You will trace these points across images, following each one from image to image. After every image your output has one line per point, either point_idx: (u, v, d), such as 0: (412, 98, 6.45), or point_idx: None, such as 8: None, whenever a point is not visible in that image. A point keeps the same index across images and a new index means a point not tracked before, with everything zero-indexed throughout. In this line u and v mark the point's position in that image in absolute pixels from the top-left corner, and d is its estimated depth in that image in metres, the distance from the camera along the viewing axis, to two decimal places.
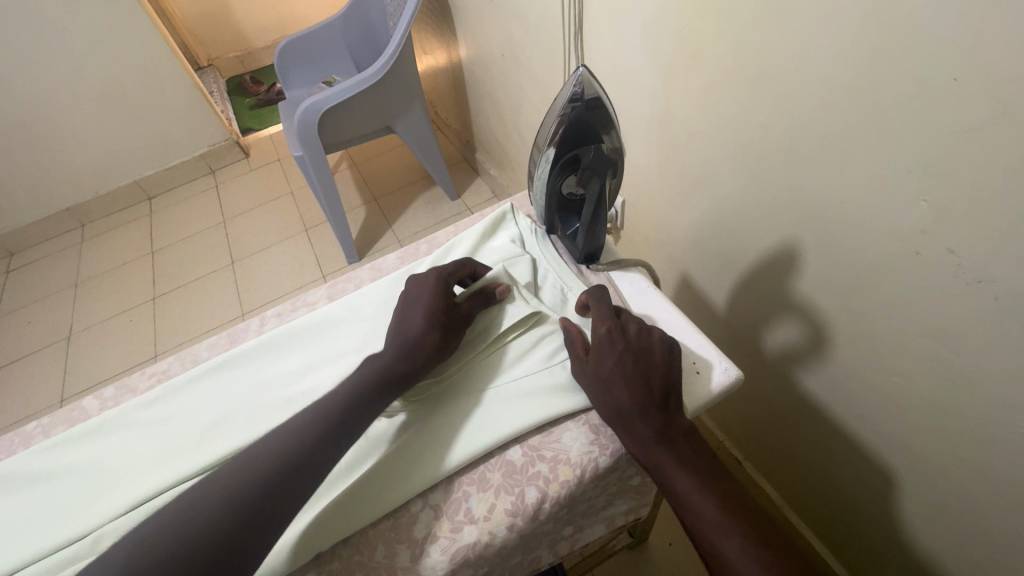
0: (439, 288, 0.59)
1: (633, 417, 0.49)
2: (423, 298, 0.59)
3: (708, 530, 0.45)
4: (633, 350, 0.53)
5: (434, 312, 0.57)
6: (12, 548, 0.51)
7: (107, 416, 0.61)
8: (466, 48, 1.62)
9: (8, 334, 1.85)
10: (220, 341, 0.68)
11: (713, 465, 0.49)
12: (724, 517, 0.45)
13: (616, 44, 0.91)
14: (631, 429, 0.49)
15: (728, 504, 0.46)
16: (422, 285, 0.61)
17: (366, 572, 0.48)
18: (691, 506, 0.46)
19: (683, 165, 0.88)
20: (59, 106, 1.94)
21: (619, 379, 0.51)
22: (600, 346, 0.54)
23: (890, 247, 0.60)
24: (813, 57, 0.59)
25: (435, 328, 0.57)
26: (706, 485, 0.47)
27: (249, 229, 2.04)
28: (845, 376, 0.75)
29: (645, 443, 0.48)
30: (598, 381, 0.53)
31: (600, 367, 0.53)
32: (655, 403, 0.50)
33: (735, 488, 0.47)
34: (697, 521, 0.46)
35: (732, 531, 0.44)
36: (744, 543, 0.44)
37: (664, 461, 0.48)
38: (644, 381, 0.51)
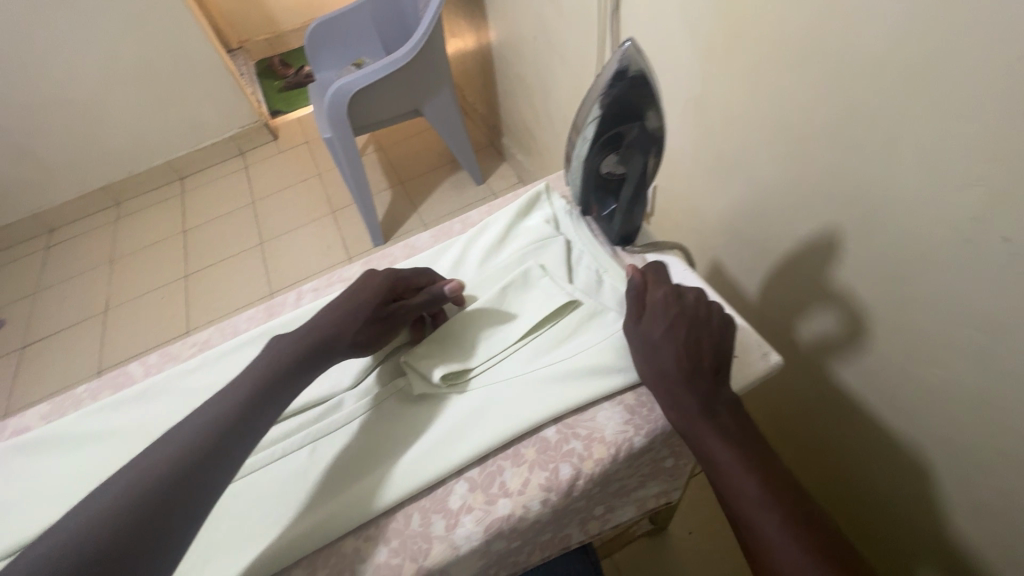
0: (380, 283, 0.59)
1: (679, 383, 0.50)
2: (365, 288, 0.58)
3: (745, 502, 0.45)
4: (689, 318, 0.54)
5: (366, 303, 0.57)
6: (65, 501, 0.54)
7: (150, 382, 0.63)
8: (496, 30, 1.60)
9: (48, 306, 1.93)
10: (259, 314, 0.70)
11: (757, 442, 0.48)
12: (763, 493, 0.45)
13: (653, 24, 0.89)
14: (674, 397, 0.50)
15: (769, 481, 0.45)
16: (369, 279, 0.60)
17: (402, 540, 0.49)
18: (731, 478, 0.46)
19: (718, 149, 0.87)
20: (96, 85, 1.98)
21: (669, 343, 0.52)
22: (653, 309, 0.55)
23: (939, 235, 0.58)
24: (865, 35, 0.57)
25: (358, 320, 0.56)
26: (749, 459, 0.46)
27: (278, 210, 2.07)
28: (882, 367, 0.73)
29: (687, 412, 0.49)
30: (645, 346, 0.54)
31: (650, 331, 0.54)
32: (703, 371, 0.51)
33: (779, 468, 0.47)
34: (733, 493, 0.46)
35: (772, 506, 0.44)
36: (783, 520, 0.43)
37: (705, 432, 0.48)
38: (694, 350, 0.51)
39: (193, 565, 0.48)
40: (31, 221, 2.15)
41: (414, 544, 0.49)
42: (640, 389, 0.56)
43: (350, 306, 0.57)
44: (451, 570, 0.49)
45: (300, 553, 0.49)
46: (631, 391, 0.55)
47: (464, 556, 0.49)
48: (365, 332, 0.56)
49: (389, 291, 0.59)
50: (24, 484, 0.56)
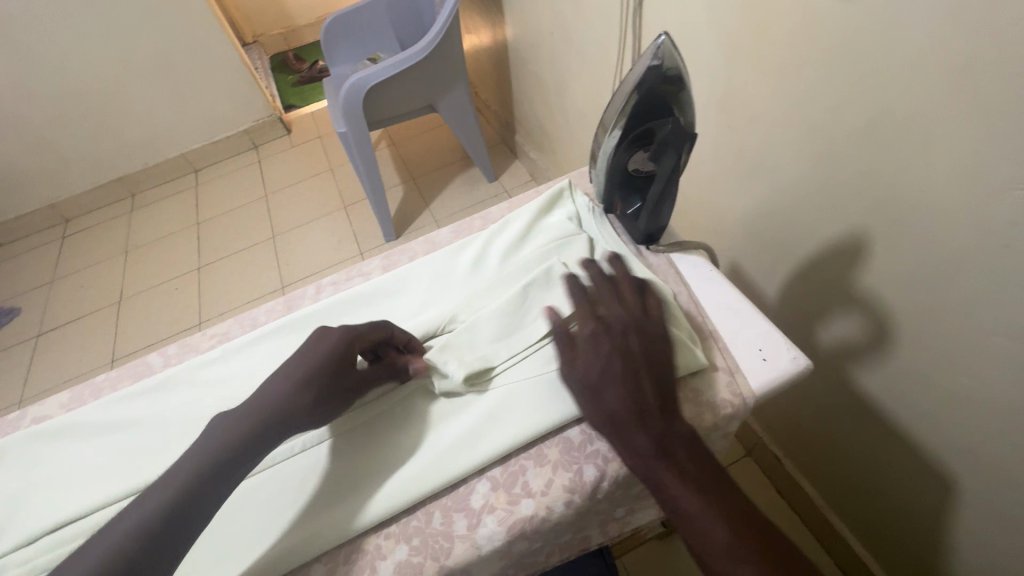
0: (337, 347, 0.52)
1: (627, 427, 0.46)
2: (319, 353, 0.51)
3: (715, 552, 0.41)
4: (625, 350, 0.51)
5: (319, 371, 0.50)
6: (86, 490, 0.54)
7: (172, 372, 0.63)
8: (512, 26, 1.59)
9: (63, 296, 1.94)
10: (278, 307, 0.69)
11: (717, 476, 0.45)
12: (730, 538, 0.41)
13: (677, 20, 0.87)
14: (625, 442, 0.46)
15: (735, 521, 0.42)
16: (322, 338, 0.53)
17: (423, 537, 0.49)
18: (696, 527, 0.42)
19: (741, 149, 0.85)
20: (114, 76, 1.99)
21: (608, 384, 0.49)
22: (588, 347, 0.51)
23: (974, 240, 0.57)
24: (901, 33, 0.55)
25: (308, 391, 0.50)
26: (712, 500, 0.43)
27: (290, 204, 2.08)
28: (907, 374, 0.72)
29: (642, 457, 0.45)
30: (586, 388, 0.50)
31: (588, 371, 0.50)
32: (650, 407, 0.47)
33: (743, 503, 0.44)
34: (701, 542, 0.42)
35: (742, 552, 0.41)
36: (755, 565, 0.40)
37: (664, 476, 0.44)
38: (636, 386, 0.48)
39: (216, 558, 0.49)
40: (47, 210, 2.17)
41: (436, 542, 0.48)
42: None
43: (304, 375, 0.50)
44: (473, 569, 0.49)
45: (323, 547, 0.49)
46: None
47: (486, 556, 0.48)
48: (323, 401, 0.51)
49: (344, 354, 0.52)
50: (48, 470, 0.57)
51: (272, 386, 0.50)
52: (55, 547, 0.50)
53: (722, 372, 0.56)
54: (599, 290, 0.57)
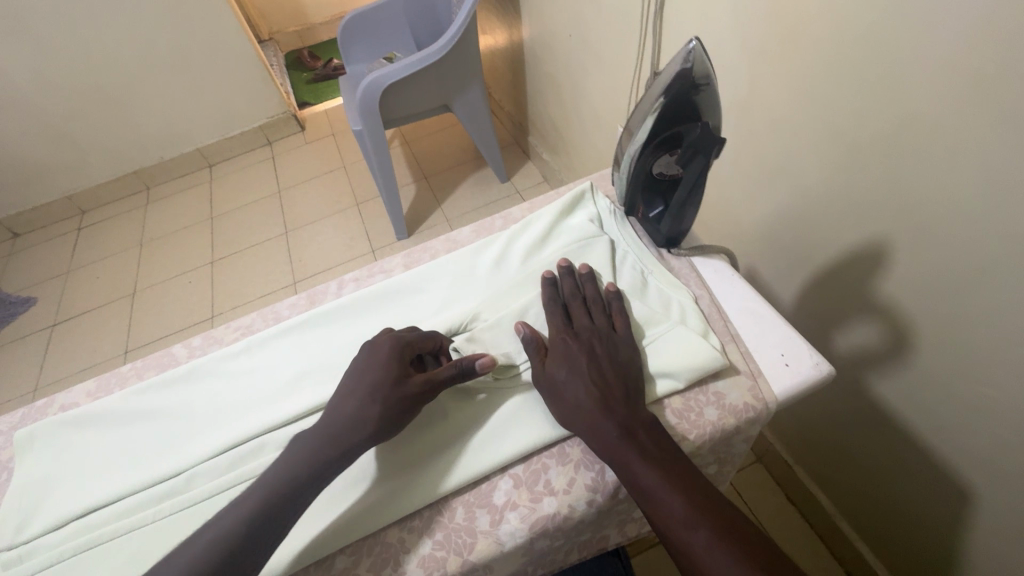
0: (395, 354, 0.54)
1: (592, 415, 0.49)
2: (377, 362, 0.53)
3: (674, 526, 0.43)
4: (591, 351, 0.54)
5: (380, 385, 0.51)
6: (115, 477, 0.55)
7: (197, 362, 0.64)
8: (529, 28, 1.60)
9: (78, 286, 1.97)
10: (301, 301, 0.70)
11: (679, 458, 0.47)
12: (688, 511, 0.43)
13: (699, 25, 0.88)
14: (592, 431, 0.49)
15: (695, 496, 0.44)
16: (375, 348, 0.55)
17: (446, 531, 0.49)
18: (656, 503, 0.44)
19: (761, 154, 0.85)
20: (133, 71, 2.02)
21: (575, 380, 0.52)
22: (557, 350, 0.55)
23: (998, 250, 0.57)
24: (931, 42, 0.55)
25: (375, 402, 0.51)
26: (670, 476, 0.45)
27: (303, 201, 2.09)
28: (926, 383, 0.72)
29: (608, 443, 0.47)
30: (553, 386, 0.53)
31: (554, 370, 0.53)
32: (614, 398, 0.50)
33: (700, 479, 0.45)
34: (664, 519, 0.43)
35: (700, 522, 0.42)
36: (711, 534, 0.41)
37: (627, 458, 0.46)
38: (599, 380, 0.51)
39: None
40: (64, 202, 2.20)
41: (459, 537, 0.49)
42: (687, 394, 0.55)
43: (370, 384, 0.52)
44: (494, 565, 0.49)
45: (348, 539, 0.50)
46: (678, 395, 0.55)
47: (508, 553, 0.48)
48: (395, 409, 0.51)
49: (403, 361, 0.54)
50: (74, 456, 0.58)
51: (343, 405, 0.51)
52: (86, 531, 0.52)
53: (742, 375, 0.56)
54: (575, 299, 0.60)
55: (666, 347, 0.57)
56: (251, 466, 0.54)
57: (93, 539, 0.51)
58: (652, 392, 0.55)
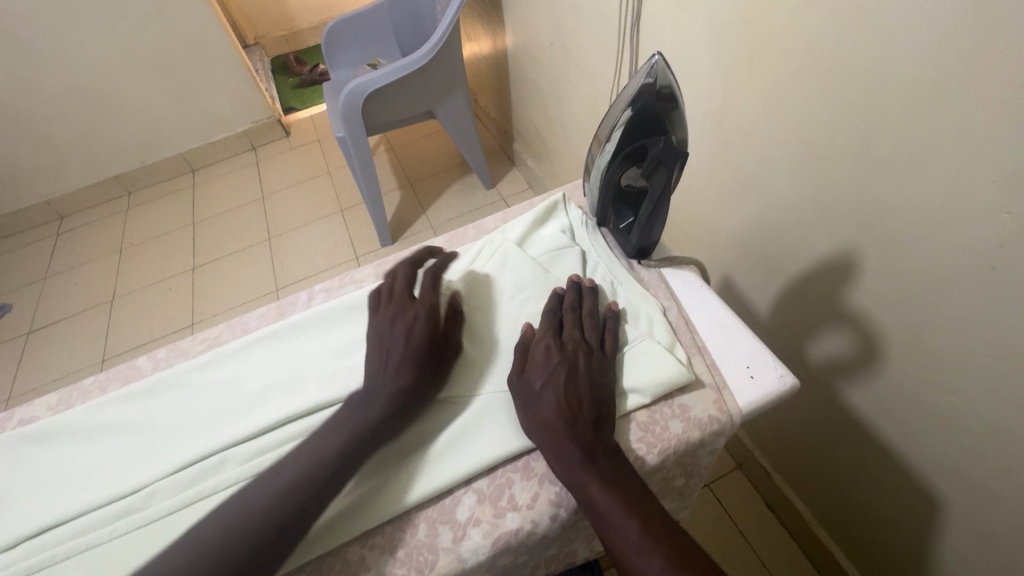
0: (428, 307, 0.59)
1: (559, 432, 0.49)
2: (415, 328, 0.57)
3: (628, 551, 0.43)
4: (570, 362, 0.54)
5: (424, 353, 0.55)
6: (67, 496, 0.54)
7: (160, 377, 0.62)
8: (512, 36, 1.60)
9: (55, 293, 1.93)
10: (270, 312, 0.69)
11: (636, 481, 0.47)
12: (643, 538, 0.43)
13: (676, 36, 0.88)
14: (558, 445, 0.49)
15: (652, 524, 0.44)
16: (408, 311, 0.59)
17: (408, 549, 0.49)
18: (611, 526, 0.44)
19: (735, 165, 0.86)
20: (113, 75, 2.00)
21: (547, 392, 0.51)
22: (538, 361, 0.54)
23: (962, 261, 0.58)
24: (893, 60, 0.57)
25: (423, 369, 0.55)
26: (626, 502, 0.45)
27: (286, 207, 2.08)
28: (895, 391, 0.72)
29: (568, 462, 0.48)
30: (531, 396, 0.52)
31: (536, 381, 0.53)
32: (582, 418, 0.50)
33: (657, 506, 0.45)
34: (617, 542, 0.43)
35: (653, 550, 0.42)
36: (663, 562, 0.41)
37: (585, 479, 0.46)
38: (574, 398, 0.51)
39: None
40: (42, 206, 2.16)
41: (422, 555, 0.48)
42: (653, 407, 0.55)
43: (421, 338, 0.56)
44: None
45: (306, 558, 0.49)
46: (644, 408, 0.55)
47: (469, 570, 0.48)
48: (433, 373, 0.56)
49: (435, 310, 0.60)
50: (28, 473, 0.57)
51: (395, 372, 0.54)
52: (33, 553, 0.51)
53: (708, 388, 0.56)
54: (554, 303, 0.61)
55: (639, 361, 0.57)
56: (214, 482, 0.53)
57: (46, 559, 0.50)
58: (622, 405, 0.55)
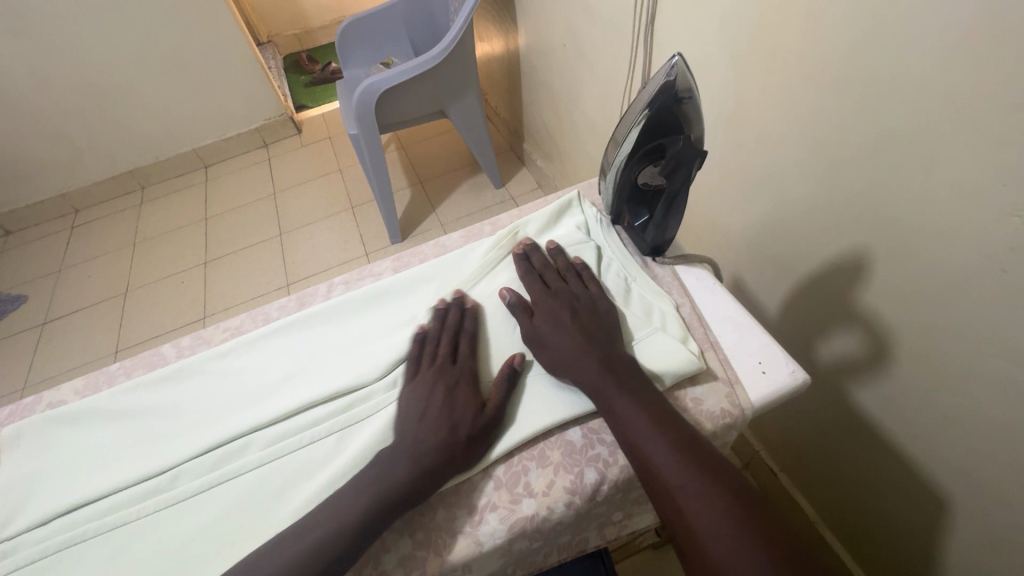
0: (471, 372, 0.58)
1: (575, 350, 0.55)
2: (451, 394, 0.55)
3: (637, 440, 0.48)
4: (568, 303, 0.60)
5: (460, 419, 0.53)
6: (95, 476, 0.56)
7: (183, 364, 0.64)
8: (525, 36, 1.62)
9: (70, 284, 1.96)
10: (290, 304, 0.71)
11: (660, 401, 0.52)
12: (650, 426, 0.48)
13: (689, 39, 0.90)
14: (580, 364, 0.55)
15: (657, 417, 0.49)
16: (442, 374, 0.57)
17: (427, 532, 0.50)
18: (624, 423, 0.50)
19: (747, 167, 0.87)
20: (130, 71, 2.03)
21: (556, 325, 0.58)
22: (540, 307, 0.61)
23: (974, 263, 0.58)
24: (907, 65, 0.58)
25: (455, 432, 0.52)
26: (636, 401, 0.51)
27: (298, 203, 2.10)
28: (905, 393, 0.73)
29: (584, 371, 0.54)
30: (542, 333, 0.58)
31: (542, 323, 0.59)
32: (595, 340, 0.56)
33: (663, 405, 0.51)
34: (638, 444, 0.48)
35: (659, 436, 0.48)
36: (668, 443, 0.47)
37: (610, 392, 0.52)
38: (583, 328, 0.58)
39: (207, 547, 0.49)
40: (58, 200, 2.19)
41: (441, 538, 0.50)
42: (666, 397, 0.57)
43: (468, 404, 0.54)
44: (473, 566, 0.50)
45: None
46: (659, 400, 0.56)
47: (486, 554, 0.49)
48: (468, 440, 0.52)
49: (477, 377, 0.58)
50: (57, 454, 0.59)
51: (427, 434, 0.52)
52: (62, 530, 0.52)
53: (720, 382, 0.58)
54: (564, 258, 0.67)
55: (651, 350, 0.58)
56: (239, 464, 0.55)
57: (77, 535, 0.51)
58: None
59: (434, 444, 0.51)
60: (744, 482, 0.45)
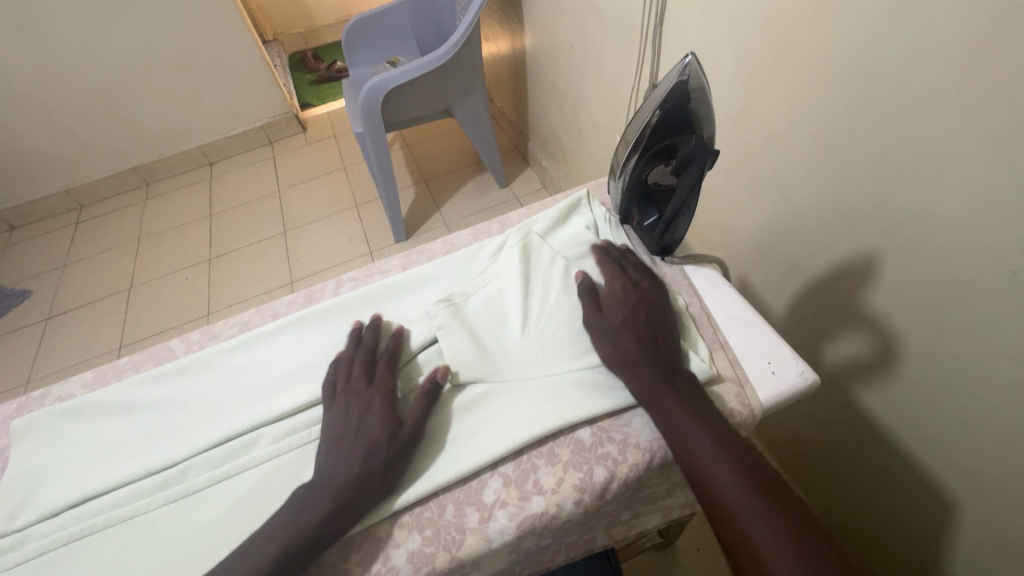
0: (386, 389, 0.55)
1: (639, 356, 0.54)
2: (365, 412, 0.53)
3: (701, 458, 0.47)
4: (643, 303, 0.59)
5: (375, 439, 0.51)
6: (104, 469, 0.56)
7: (192, 358, 0.64)
8: (531, 36, 1.62)
9: (74, 279, 1.97)
10: (299, 299, 0.71)
11: (715, 415, 0.51)
12: (715, 446, 0.47)
13: (697, 39, 0.90)
14: (632, 368, 0.54)
15: (722, 438, 0.48)
16: (357, 390, 0.55)
17: (436, 529, 0.50)
18: (685, 439, 0.49)
19: (755, 168, 0.87)
20: (136, 68, 2.03)
21: (624, 327, 0.57)
22: (613, 303, 0.59)
23: (983, 266, 0.58)
24: (918, 68, 0.57)
25: (371, 452, 0.50)
26: (700, 420, 0.50)
27: (302, 201, 2.10)
28: (912, 395, 0.73)
29: (647, 382, 0.53)
30: (609, 332, 0.57)
31: (613, 320, 0.58)
32: (659, 349, 0.55)
33: (725, 425, 0.50)
34: (698, 459, 0.47)
35: (724, 458, 0.47)
36: (734, 467, 0.46)
37: (668, 401, 0.51)
38: (649, 334, 0.56)
39: (215, 542, 0.49)
40: (63, 196, 2.20)
41: (450, 535, 0.50)
42: None
43: (383, 423, 0.52)
44: (481, 562, 0.50)
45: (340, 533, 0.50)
46: None
47: (495, 551, 0.50)
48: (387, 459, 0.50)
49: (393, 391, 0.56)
50: (65, 447, 0.59)
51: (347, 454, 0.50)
52: (72, 522, 0.53)
53: (730, 382, 0.58)
54: (633, 258, 0.66)
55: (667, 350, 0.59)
56: (248, 459, 0.55)
57: (87, 527, 0.52)
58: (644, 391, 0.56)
59: (352, 467, 0.49)
60: (801, 505, 0.45)
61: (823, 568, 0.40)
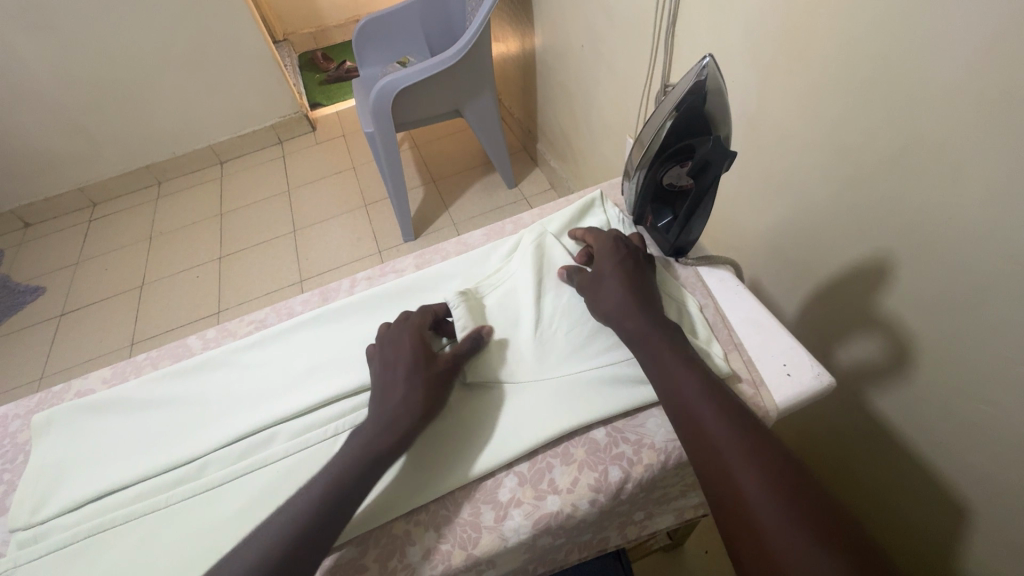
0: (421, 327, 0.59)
1: (630, 304, 0.57)
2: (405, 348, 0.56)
3: (687, 397, 0.49)
4: (634, 260, 0.62)
5: (416, 371, 0.54)
6: (123, 464, 0.57)
7: (209, 355, 0.65)
8: (542, 37, 1.62)
9: (87, 276, 1.99)
10: (314, 298, 0.72)
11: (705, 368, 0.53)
12: (701, 387, 0.49)
13: (711, 40, 0.89)
14: (625, 319, 0.56)
15: (709, 382, 0.50)
16: (399, 339, 0.58)
17: (451, 527, 0.51)
18: (673, 378, 0.51)
19: (768, 170, 0.87)
20: (150, 68, 2.05)
21: (615, 276, 0.60)
22: (604, 256, 0.62)
23: (999, 269, 0.58)
24: (934, 71, 0.57)
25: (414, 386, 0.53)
26: (689, 365, 0.52)
27: (311, 200, 2.11)
28: (925, 398, 0.72)
29: (637, 327, 0.55)
30: (600, 282, 0.60)
31: (603, 271, 0.61)
32: (650, 302, 0.58)
33: (714, 376, 0.52)
34: (685, 399, 0.49)
35: (709, 397, 0.48)
36: (718, 406, 0.47)
37: (659, 345, 0.53)
38: (640, 287, 0.59)
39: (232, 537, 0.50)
40: (77, 194, 2.23)
41: (465, 533, 0.50)
42: None
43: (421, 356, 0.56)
44: (496, 561, 0.50)
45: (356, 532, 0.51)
46: None
47: (510, 549, 0.50)
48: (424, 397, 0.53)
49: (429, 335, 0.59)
50: (86, 441, 0.60)
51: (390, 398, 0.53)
52: (92, 516, 0.53)
53: (745, 383, 0.58)
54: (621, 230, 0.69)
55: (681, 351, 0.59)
56: (265, 455, 0.56)
57: (107, 521, 0.52)
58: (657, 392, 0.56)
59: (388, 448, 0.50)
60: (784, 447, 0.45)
61: (800, 500, 0.41)
